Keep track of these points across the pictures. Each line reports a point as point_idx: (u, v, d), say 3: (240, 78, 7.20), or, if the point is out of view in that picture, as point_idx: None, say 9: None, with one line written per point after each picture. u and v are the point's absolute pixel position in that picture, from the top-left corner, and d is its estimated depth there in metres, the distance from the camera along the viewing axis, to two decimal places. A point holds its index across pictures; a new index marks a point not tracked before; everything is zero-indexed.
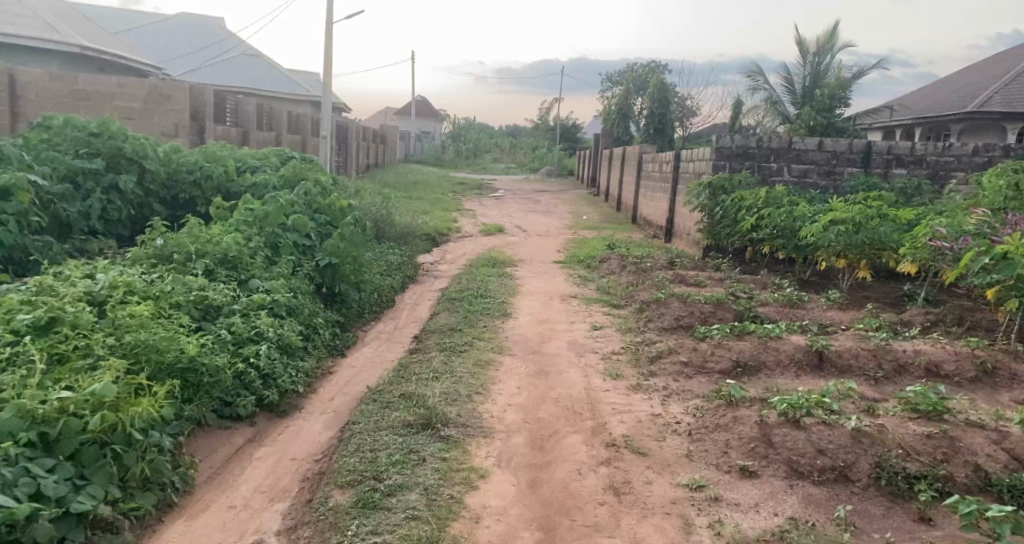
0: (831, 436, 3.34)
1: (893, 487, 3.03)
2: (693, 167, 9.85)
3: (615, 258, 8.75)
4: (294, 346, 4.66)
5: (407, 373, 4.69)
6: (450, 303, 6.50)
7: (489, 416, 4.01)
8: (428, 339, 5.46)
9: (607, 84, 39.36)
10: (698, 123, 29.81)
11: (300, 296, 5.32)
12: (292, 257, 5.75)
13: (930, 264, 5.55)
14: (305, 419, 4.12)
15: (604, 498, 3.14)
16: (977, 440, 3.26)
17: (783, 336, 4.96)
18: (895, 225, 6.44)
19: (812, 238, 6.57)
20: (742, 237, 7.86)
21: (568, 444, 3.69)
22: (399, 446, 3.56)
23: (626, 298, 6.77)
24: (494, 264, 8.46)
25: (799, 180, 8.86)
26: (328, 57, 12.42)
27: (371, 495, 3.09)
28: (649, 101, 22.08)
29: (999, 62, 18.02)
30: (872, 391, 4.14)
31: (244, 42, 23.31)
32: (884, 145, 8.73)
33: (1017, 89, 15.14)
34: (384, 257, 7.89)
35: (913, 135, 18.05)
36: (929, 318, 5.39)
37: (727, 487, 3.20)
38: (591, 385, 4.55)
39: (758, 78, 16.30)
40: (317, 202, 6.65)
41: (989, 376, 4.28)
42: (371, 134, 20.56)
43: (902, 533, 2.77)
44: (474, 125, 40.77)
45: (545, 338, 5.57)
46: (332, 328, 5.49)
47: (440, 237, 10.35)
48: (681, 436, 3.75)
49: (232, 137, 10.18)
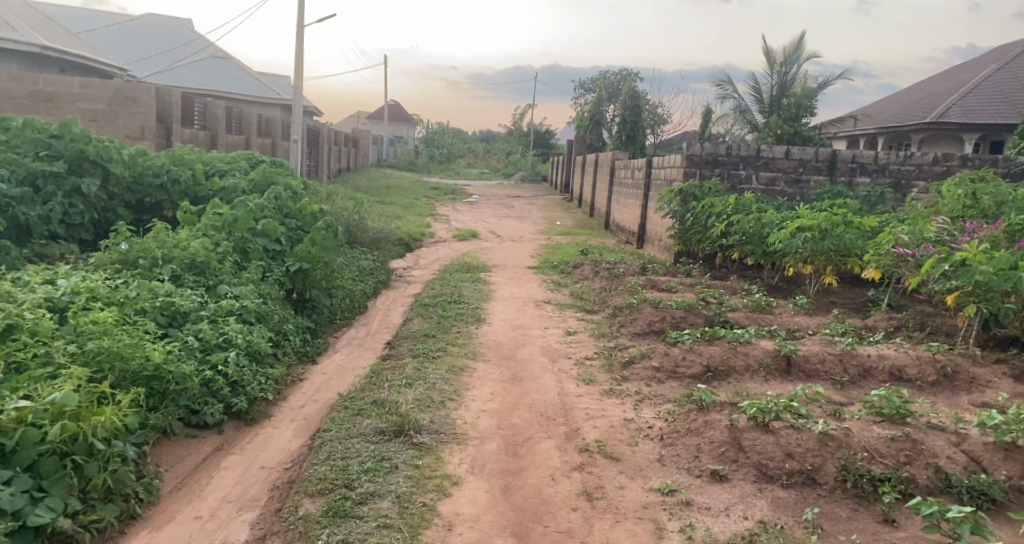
0: (799, 439, 3.39)
1: (859, 490, 3.08)
2: (665, 174, 9.96)
3: (588, 263, 8.81)
4: (264, 352, 4.58)
5: (379, 379, 4.66)
6: (424, 309, 6.47)
7: (463, 423, 4.00)
8: (400, 345, 5.43)
9: (579, 92, 39.74)
10: (668, 131, 30.22)
11: (271, 301, 5.24)
12: (262, 263, 5.66)
13: (893, 270, 5.70)
14: (275, 427, 4.05)
15: (577, 504, 3.15)
16: (939, 442, 3.34)
17: (752, 341, 5.05)
18: (859, 232, 6.58)
19: (779, 245, 6.70)
20: (712, 244, 7.98)
21: (541, 449, 3.69)
22: (371, 454, 3.53)
23: (599, 303, 6.82)
24: (468, 270, 8.44)
25: (767, 187, 9.03)
26: (300, 59, 12.28)
27: (342, 503, 3.06)
28: (621, 108, 22.27)
29: (957, 75, 18.58)
30: (838, 395, 4.23)
31: (213, 45, 23.03)
32: (848, 154, 8.92)
33: (974, 100, 15.63)
34: (356, 262, 7.83)
35: (876, 144, 18.47)
36: (892, 323, 5.52)
37: (698, 491, 3.23)
38: (564, 391, 4.57)
39: (727, 86, 16.57)
40: (287, 206, 6.56)
41: (950, 380, 4.39)
42: (342, 138, 20.40)
43: (867, 534, 2.82)
44: (448, 129, 40.71)
45: (518, 344, 5.58)
46: (303, 334, 5.42)
47: (414, 242, 10.28)
48: (653, 441, 3.78)
49: (201, 141, 10.01)
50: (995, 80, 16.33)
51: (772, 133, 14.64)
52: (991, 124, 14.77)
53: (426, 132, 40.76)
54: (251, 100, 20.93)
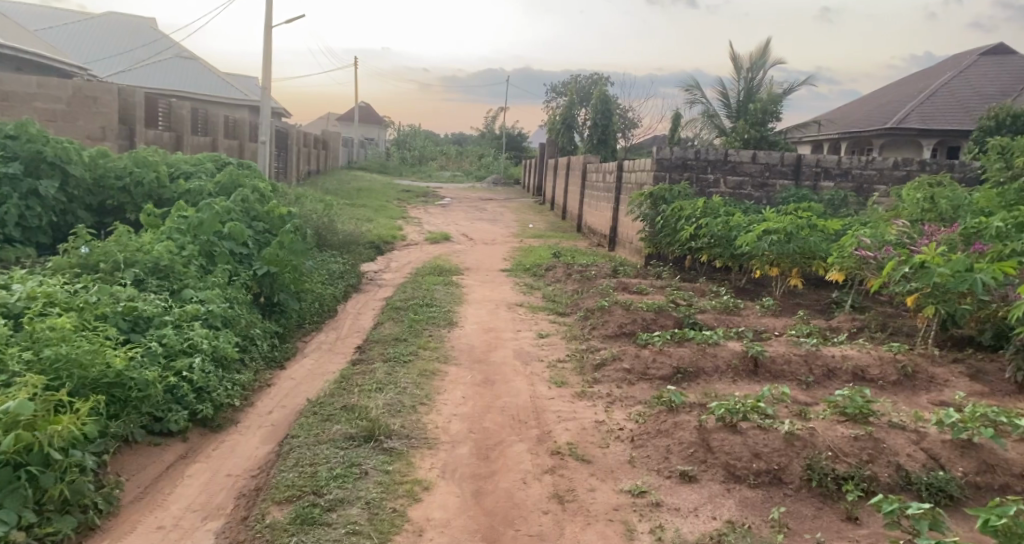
0: (765, 439, 3.45)
1: (823, 489, 3.14)
2: (635, 178, 10.06)
3: (560, 266, 8.84)
4: (230, 358, 4.50)
5: (349, 384, 4.61)
6: (395, 313, 6.42)
7: (434, 427, 3.97)
8: (371, 350, 5.38)
9: (551, 95, 39.96)
10: (639, 136, 30.54)
11: (237, 306, 5.15)
12: (228, 266, 5.56)
13: (856, 272, 5.83)
14: (242, 433, 3.98)
15: (548, 507, 3.15)
16: (899, 440, 3.41)
17: (720, 342, 5.11)
18: (823, 235, 6.72)
19: (747, 247, 6.80)
20: (681, 246, 8.09)
21: (513, 452, 3.69)
22: (340, 460, 3.49)
23: (571, 306, 6.84)
24: (439, 273, 8.42)
25: (734, 191, 9.18)
26: (268, 60, 12.12)
27: (310, 510, 3.01)
28: (593, 112, 22.40)
29: (915, 82, 19.11)
30: (804, 395, 4.31)
31: (178, 45, 22.65)
32: (812, 159, 9.10)
33: (931, 107, 16.09)
34: (326, 266, 7.76)
35: (840, 149, 18.89)
36: (855, 324, 5.65)
37: (668, 492, 3.26)
38: (536, 393, 4.57)
39: (695, 91, 16.80)
40: (255, 209, 6.46)
41: (910, 379, 4.50)
42: (312, 139, 20.16)
43: (831, 532, 2.88)
44: (419, 131, 40.54)
45: (490, 347, 5.57)
46: (271, 339, 5.34)
47: (385, 245, 10.23)
48: (624, 443, 3.80)
49: (165, 142, 9.81)
50: (951, 87, 16.85)
51: (738, 138, 14.89)
52: (948, 131, 15.22)
53: (398, 133, 40.54)
54: (218, 100, 20.61)
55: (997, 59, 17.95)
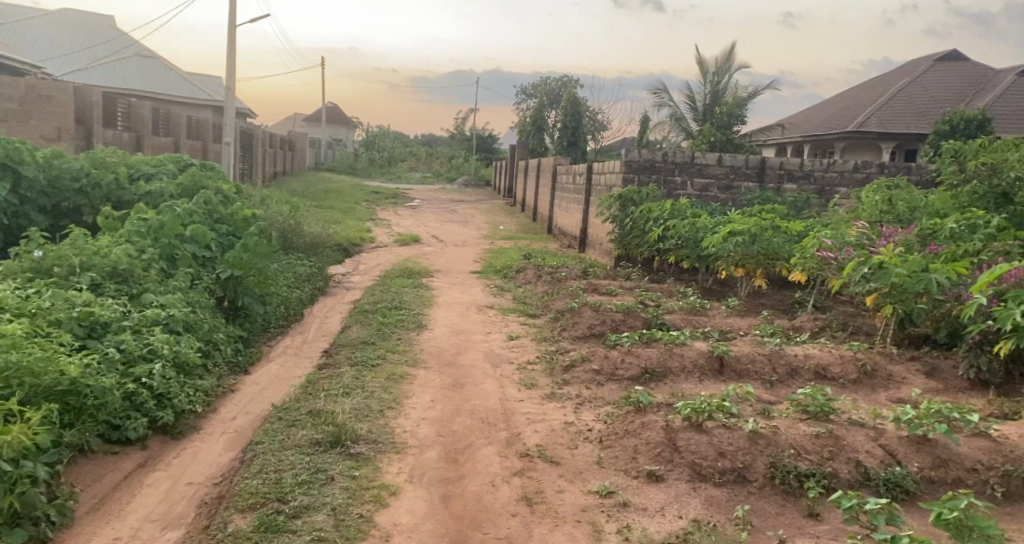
0: (730, 438, 3.49)
1: (786, 486, 3.20)
2: (604, 180, 10.13)
3: (531, 267, 8.85)
4: (192, 363, 4.41)
5: (316, 389, 4.55)
6: (363, 316, 6.36)
7: (402, 431, 3.94)
8: (338, 354, 5.32)
9: (521, 96, 40.05)
10: (608, 138, 30.77)
11: (200, 310, 5.05)
12: (190, 270, 5.45)
13: (818, 272, 5.96)
14: (204, 440, 3.90)
15: (516, 509, 3.15)
16: (859, 437, 3.48)
17: (687, 342, 5.17)
18: (786, 236, 6.85)
19: (713, 249, 6.89)
20: (650, 248, 8.18)
21: (481, 456, 3.68)
22: (306, 466, 3.44)
23: (541, 307, 6.85)
24: (408, 275, 8.37)
25: (701, 193, 9.32)
26: (232, 59, 11.91)
27: (274, 518, 2.97)
28: (562, 114, 22.49)
29: (875, 86, 19.59)
30: (768, 394, 4.38)
31: (138, 43, 22.16)
32: (776, 161, 9.27)
33: (890, 111, 16.52)
34: (293, 269, 7.66)
35: (803, 151, 19.28)
36: (817, 324, 5.77)
37: (635, 492, 3.29)
38: (506, 396, 4.57)
39: (663, 94, 17.02)
40: (218, 211, 6.35)
41: (870, 377, 4.61)
42: (278, 140, 19.86)
43: (793, 529, 2.93)
44: (389, 132, 40.26)
45: (460, 350, 5.55)
46: (235, 344, 5.24)
47: (353, 248, 10.14)
48: (592, 443, 3.82)
49: (125, 142, 9.58)
50: (909, 92, 17.33)
51: (706, 142, 14.88)
52: (905, 134, 15.63)
53: (367, 134, 40.21)
54: (180, 100, 20.20)
55: (951, 64, 18.52)
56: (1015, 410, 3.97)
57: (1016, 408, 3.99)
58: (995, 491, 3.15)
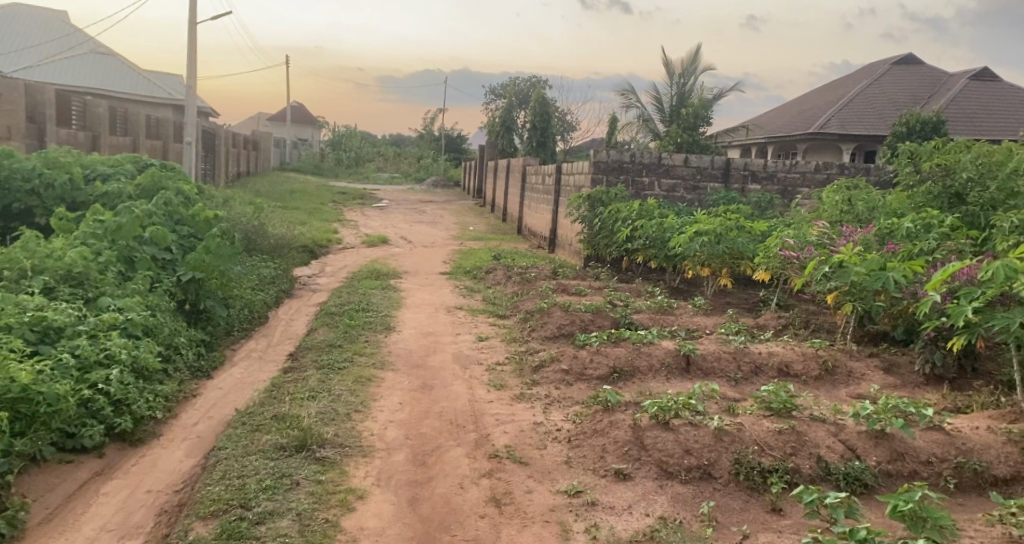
0: (696, 436, 3.53)
1: (750, 482, 3.24)
2: (573, 180, 10.19)
3: (500, 268, 8.84)
4: (151, 368, 4.30)
5: (280, 392, 4.48)
6: (330, 318, 6.29)
7: (369, 435, 3.90)
8: (303, 357, 5.24)
9: (490, 97, 40.04)
10: (576, 138, 30.94)
11: (160, 313, 4.93)
12: (149, 273, 5.33)
13: (781, 271, 6.08)
14: (164, 447, 3.80)
15: (485, 511, 3.14)
16: (820, 433, 3.55)
17: (655, 341, 5.22)
18: (750, 236, 6.96)
19: (679, 249, 6.97)
20: (618, 248, 8.23)
21: (450, 458, 3.66)
22: (270, 471, 3.38)
23: (511, 308, 6.85)
24: (377, 276, 8.30)
25: (668, 194, 9.42)
26: (193, 57, 11.66)
27: (236, 525, 2.91)
28: (531, 115, 22.53)
29: (835, 89, 20.06)
30: (733, 391, 4.44)
31: (94, 40, 21.58)
32: (741, 162, 9.42)
33: (850, 114, 16.92)
34: (257, 271, 7.52)
35: (767, 152, 19.64)
36: (781, 322, 5.87)
37: (603, 491, 3.30)
38: (474, 397, 4.56)
39: (631, 96, 17.18)
40: (179, 212, 6.21)
41: (831, 373, 4.71)
42: (242, 139, 19.50)
43: (757, 524, 2.97)
44: (357, 132, 39.87)
45: (429, 351, 5.52)
46: (197, 348, 5.13)
47: (320, 249, 10.00)
48: (561, 443, 3.83)
49: (80, 142, 9.33)
50: (867, 94, 17.77)
51: (672, 142, 15.05)
52: (864, 136, 16.03)
53: (334, 134, 39.75)
54: (138, 98, 19.71)
55: (907, 68, 19.05)
56: (968, 403, 4.10)
57: (969, 402, 4.12)
58: (948, 482, 3.24)
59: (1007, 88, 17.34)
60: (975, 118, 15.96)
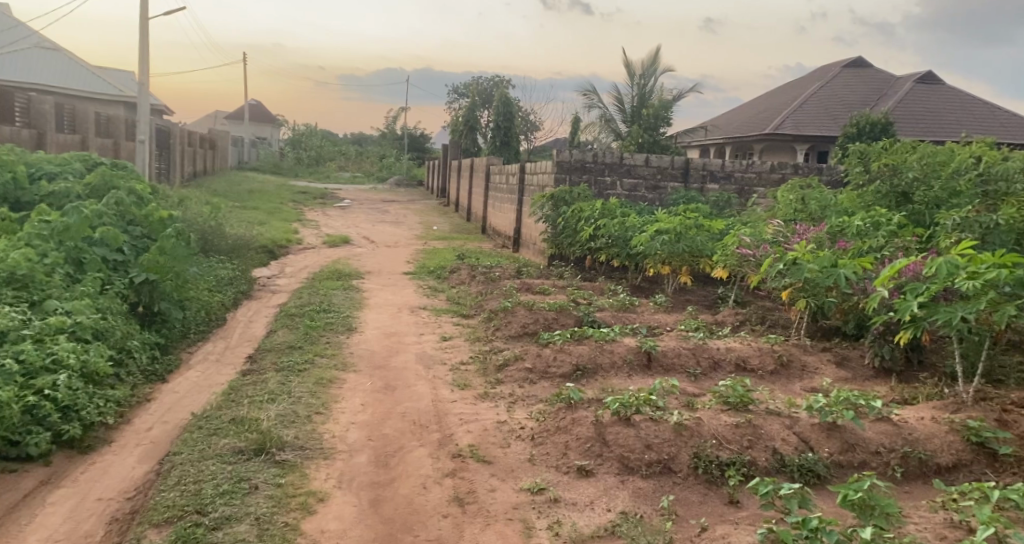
0: (656, 431, 3.58)
1: (708, 475, 3.31)
2: (537, 180, 10.23)
3: (464, 268, 8.82)
4: (102, 373, 4.19)
5: (238, 396, 4.39)
6: (290, 320, 6.19)
7: (330, 437, 3.85)
8: (262, 359, 5.15)
9: (453, 97, 39.93)
10: (540, 138, 31.08)
11: (111, 316, 4.80)
12: (100, 275, 5.18)
13: (738, 269, 6.21)
14: (116, 453, 3.69)
15: (447, 511, 3.13)
16: (775, 426, 3.63)
17: (616, 338, 5.28)
18: (709, 234, 7.08)
19: (641, 248, 7.07)
20: (581, 247, 8.29)
21: (413, 458, 3.64)
22: (228, 475, 3.31)
23: (474, 307, 6.85)
24: (338, 277, 8.20)
25: (629, 193, 9.54)
26: (145, 53, 11.35)
27: (192, 531, 2.84)
28: (494, 114, 22.52)
29: (790, 90, 20.57)
30: (692, 386, 4.53)
31: (39, 34, 20.83)
32: (700, 162, 9.58)
33: (804, 115, 17.36)
34: (213, 272, 7.36)
35: (725, 152, 20.03)
36: (738, 318, 6.00)
37: (566, 487, 3.33)
38: (438, 397, 4.54)
39: (593, 96, 17.32)
40: (131, 212, 6.05)
41: (786, 368, 4.83)
42: (197, 137, 19.03)
43: (715, 516, 3.03)
44: (318, 131, 39.32)
45: (392, 352, 5.48)
46: (151, 351, 4.99)
47: (279, 250, 9.84)
48: (524, 441, 3.85)
49: (24, 140, 9.00)
50: (821, 96, 18.27)
51: (634, 142, 15.26)
52: (818, 137, 16.47)
53: (294, 133, 39.09)
54: (86, 95, 19.11)
55: (858, 71, 19.65)
56: (914, 395, 4.25)
57: (915, 393, 4.27)
58: (896, 471, 3.36)
59: (951, 91, 18.03)
60: (921, 119, 16.56)
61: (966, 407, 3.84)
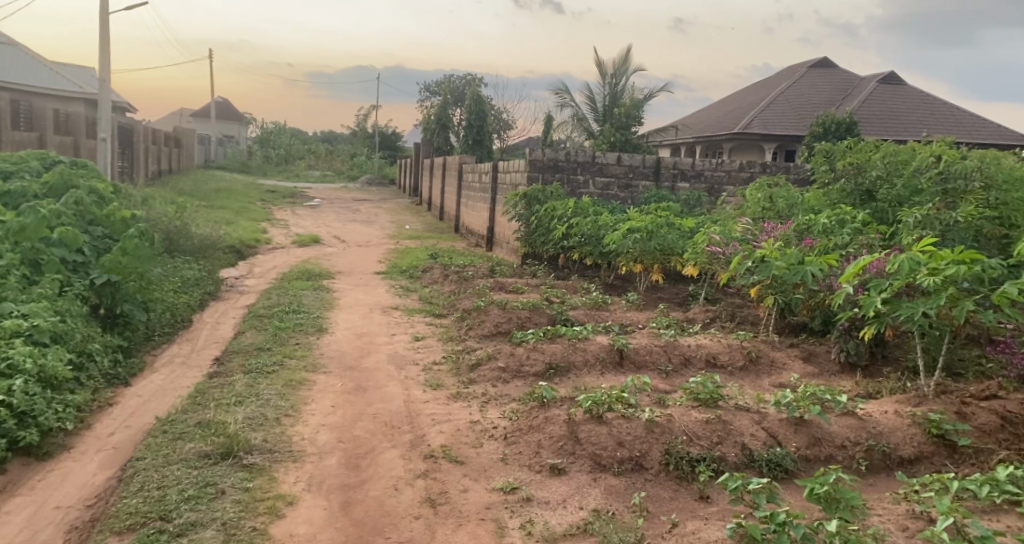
0: (628, 428, 3.59)
1: (680, 471, 3.33)
2: (510, 178, 10.22)
3: (436, 267, 8.76)
4: (61, 378, 4.07)
5: (205, 399, 4.30)
6: (258, 321, 6.09)
7: (300, 439, 3.79)
8: (229, 361, 5.05)
9: (426, 95, 39.74)
10: (512, 137, 31.08)
11: (71, 319, 4.67)
12: (58, 277, 5.04)
13: (708, 267, 6.28)
14: (76, 459, 3.59)
15: (419, 512, 3.10)
16: (744, 421, 3.67)
17: (589, 336, 5.29)
18: (680, 232, 7.14)
19: (613, 246, 7.11)
20: (554, 245, 8.30)
21: (384, 460, 3.60)
22: (193, 480, 3.24)
23: (447, 307, 6.81)
24: (308, 277, 8.09)
25: (602, 192, 9.58)
26: (107, 49, 11.08)
27: (155, 538, 2.78)
28: (466, 112, 22.44)
29: (758, 90, 20.86)
30: (663, 383, 4.56)
31: None
32: (670, 161, 9.66)
33: (772, 114, 17.62)
34: (178, 273, 7.20)
35: (695, 151, 20.25)
36: (708, 315, 6.06)
37: (538, 486, 3.32)
38: (410, 398, 4.50)
39: (565, 95, 17.38)
40: (91, 212, 5.90)
41: (755, 363, 4.89)
42: (162, 136, 18.62)
43: (686, 512, 3.05)
44: (287, 130, 38.79)
45: (363, 352, 5.42)
46: (113, 354, 4.86)
47: (247, 250, 9.66)
48: (497, 440, 3.84)
49: None
50: (788, 95, 18.56)
51: (606, 141, 15.35)
52: (785, 136, 16.73)
53: (262, 131, 38.49)
54: (45, 91, 18.59)
55: (824, 71, 20.02)
56: (878, 389, 4.33)
57: (880, 388, 4.36)
58: (861, 464, 3.42)
59: (912, 91, 18.45)
60: (885, 119, 16.93)
61: (927, 401, 3.93)
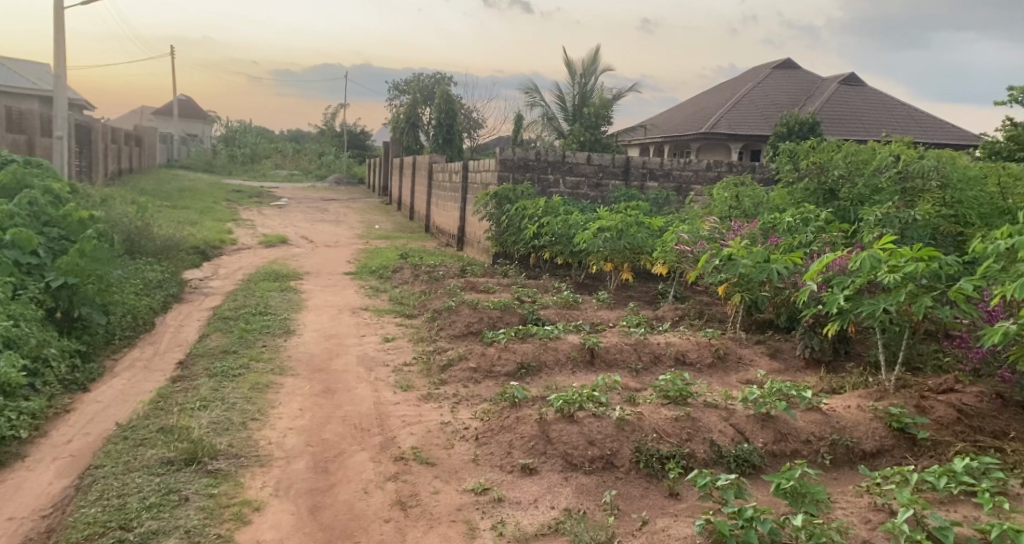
0: (599, 427, 3.60)
1: (649, 469, 3.35)
2: (480, 178, 10.18)
3: (407, 267, 8.69)
4: (15, 384, 3.95)
5: (168, 404, 4.19)
6: (223, 323, 5.96)
7: (266, 444, 3.72)
8: (193, 365, 4.93)
9: (395, 94, 39.47)
10: (483, 136, 31.05)
11: (25, 324, 4.52)
12: (11, 280, 4.88)
13: (678, 265, 6.34)
14: (31, 468, 3.47)
15: (389, 515, 3.06)
16: (713, 418, 3.70)
17: (560, 336, 5.29)
18: (650, 231, 7.19)
19: (583, 245, 7.13)
20: (525, 245, 8.29)
21: (353, 463, 3.56)
22: (155, 487, 3.15)
23: (417, 307, 6.75)
24: (276, 278, 7.95)
25: (572, 191, 9.61)
26: (63, 45, 10.77)
27: None
28: (436, 111, 22.31)
29: (724, 90, 21.18)
30: (633, 382, 4.58)
31: None
32: (639, 161, 9.74)
33: (738, 114, 17.90)
34: (139, 275, 7.02)
35: (663, 150, 20.48)
36: (677, 313, 6.11)
37: (509, 486, 3.31)
38: (380, 400, 4.44)
39: (535, 95, 17.41)
40: (47, 213, 5.72)
41: (723, 360, 4.95)
42: (122, 134, 18.17)
43: (656, 510, 3.07)
44: (253, 129, 38.16)
45: (332, 354, 5.35)
46: (71, 359, 4.72)
47: (212, 251, 9.47)
48: (468, 441, 3.82)
49: None
50: (753, 95, 18.87)
51: (576, 141, 15.42)
52: (751, 136, 17.00)
53: (227, 129, 37.79)
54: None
55: (787, 72, 20.41)
56: (841, 384, 4.42)
57: (843, 383, 4.45)
58: (825, 458, 3.49)
59: (872, 92, 18.93)
60: (846, 119, 17.32)
61: (888, 395, 4.02)
